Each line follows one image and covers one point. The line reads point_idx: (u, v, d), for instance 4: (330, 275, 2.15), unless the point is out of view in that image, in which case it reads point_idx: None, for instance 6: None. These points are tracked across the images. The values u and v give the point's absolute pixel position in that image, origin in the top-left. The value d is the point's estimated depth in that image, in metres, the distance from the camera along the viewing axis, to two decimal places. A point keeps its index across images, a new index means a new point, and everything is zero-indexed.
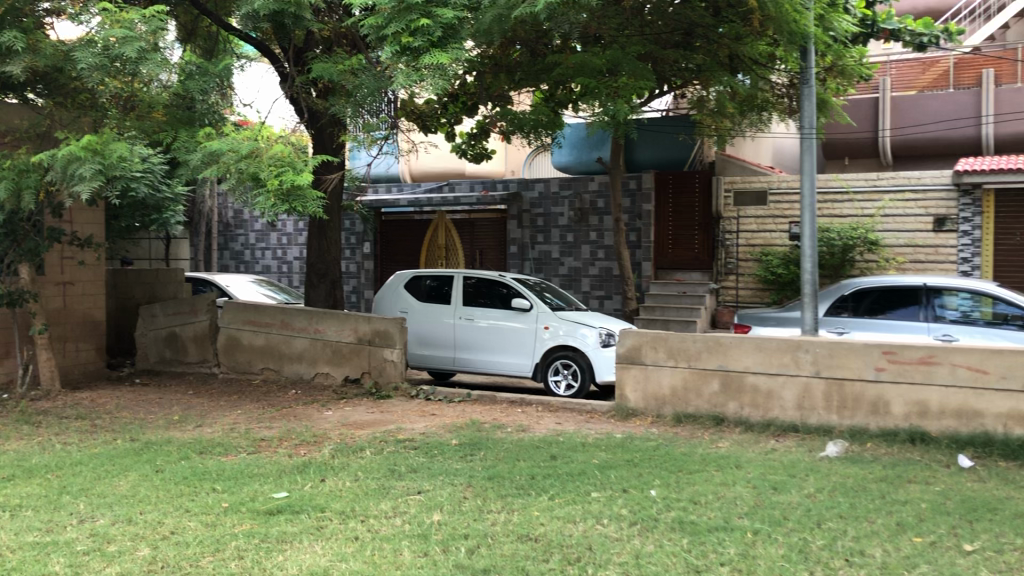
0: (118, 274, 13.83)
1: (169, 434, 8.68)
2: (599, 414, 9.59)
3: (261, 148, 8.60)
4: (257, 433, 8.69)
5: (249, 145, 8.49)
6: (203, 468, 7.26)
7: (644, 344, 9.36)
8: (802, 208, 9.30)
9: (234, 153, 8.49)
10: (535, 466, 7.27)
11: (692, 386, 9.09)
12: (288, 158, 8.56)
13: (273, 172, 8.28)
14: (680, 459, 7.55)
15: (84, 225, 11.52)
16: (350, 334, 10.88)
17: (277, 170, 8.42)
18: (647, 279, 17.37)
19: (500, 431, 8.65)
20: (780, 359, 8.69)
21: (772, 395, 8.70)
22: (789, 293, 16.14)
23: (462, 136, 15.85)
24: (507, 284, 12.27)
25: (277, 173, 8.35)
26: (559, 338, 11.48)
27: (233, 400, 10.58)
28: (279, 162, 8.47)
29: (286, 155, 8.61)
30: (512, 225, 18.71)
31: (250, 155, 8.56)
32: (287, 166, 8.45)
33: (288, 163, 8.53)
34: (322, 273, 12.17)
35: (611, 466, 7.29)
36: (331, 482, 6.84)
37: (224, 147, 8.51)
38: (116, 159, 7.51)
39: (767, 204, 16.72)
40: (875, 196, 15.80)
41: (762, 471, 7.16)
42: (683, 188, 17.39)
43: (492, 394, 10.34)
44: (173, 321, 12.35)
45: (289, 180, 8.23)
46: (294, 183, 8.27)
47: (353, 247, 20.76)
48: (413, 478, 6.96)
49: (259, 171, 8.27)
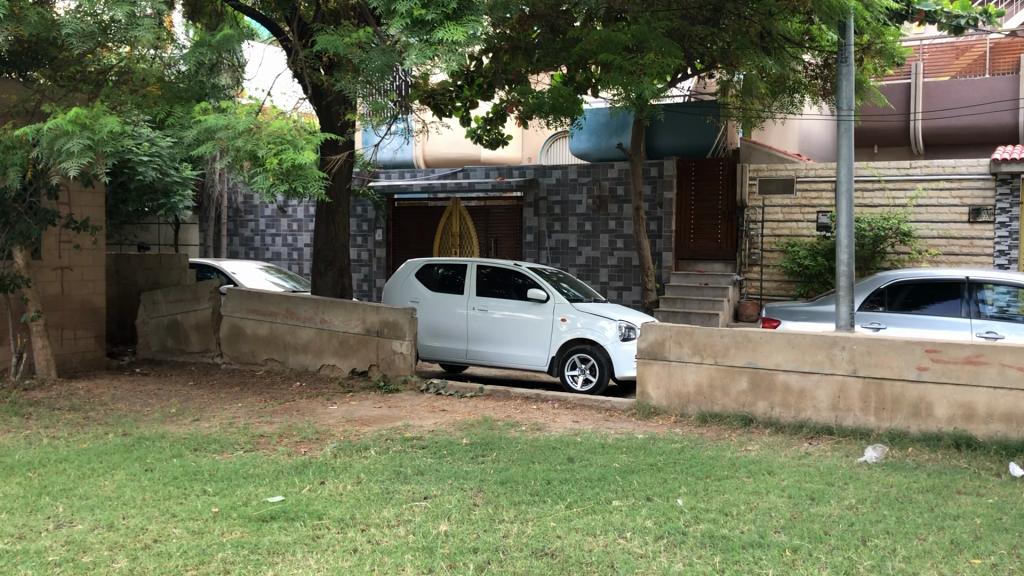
0: (121, 259, 13.40)
1: (163, 428, 8.21)
2: (618, 412, 9.06)
3: (257, 124, 8.12)
4: (257, 429, 8.21)
5: (246, 121, 8.00)
6: (196, 467, 6.78)
7: (667, 338, 8.81)
8: (838, 195, 8.76)
9: (231, 130, 8.02)
10: (551, 469, 6.75)
11: (719, 384, 8.54)
12: (289, 136, 8.08)
13: (273, 151, 7.82)
14: (708, 463, 7.00)
15: (82, 207, 11.08)
16: (357, 325, 10.40)
17: (277, 148, 7.96)
18: (668, 270, 16.81)
19: (514, 430, 8.14)
20: (814, 357, 8.12)
21: (806, 394, 8.15)
22: (816, 286, 15.52)
23: (478, 120, 15.28)
24: (522, 273, 11.75)
25: (277, 152, 7.88)
26: (577, 331, 10.95)
27: (235, 392, 10.11)
28: (279, 139, 8.00)
29: (286, 132, 8.13)
30: (529, 213, 18.18)
31: (246, 132, 8.08)
32: (288, 145, 7.97)
33: (288, 141, 8.06)
34: (330, 260, 11.69)
35: (632, 469, 6.76)
36: (331, 485, 6.34)
37: (220, 123, 8.04)
38: (106, 134, 7.05)
39: (794, 193, 16.16)
40: (907, 185, 15.15)
41: (796, 478, 6.61)
42: (706, 175, 16.79)
43: (506, 389, 9.82)
44: (175, 308, 11.90)
45: (290, 160, 7.77)
46: (294, 161, 7.80)
47: (365, 234, 20.21)
48: (419, 481, 6.45)
49: (258, 149, 7.79)
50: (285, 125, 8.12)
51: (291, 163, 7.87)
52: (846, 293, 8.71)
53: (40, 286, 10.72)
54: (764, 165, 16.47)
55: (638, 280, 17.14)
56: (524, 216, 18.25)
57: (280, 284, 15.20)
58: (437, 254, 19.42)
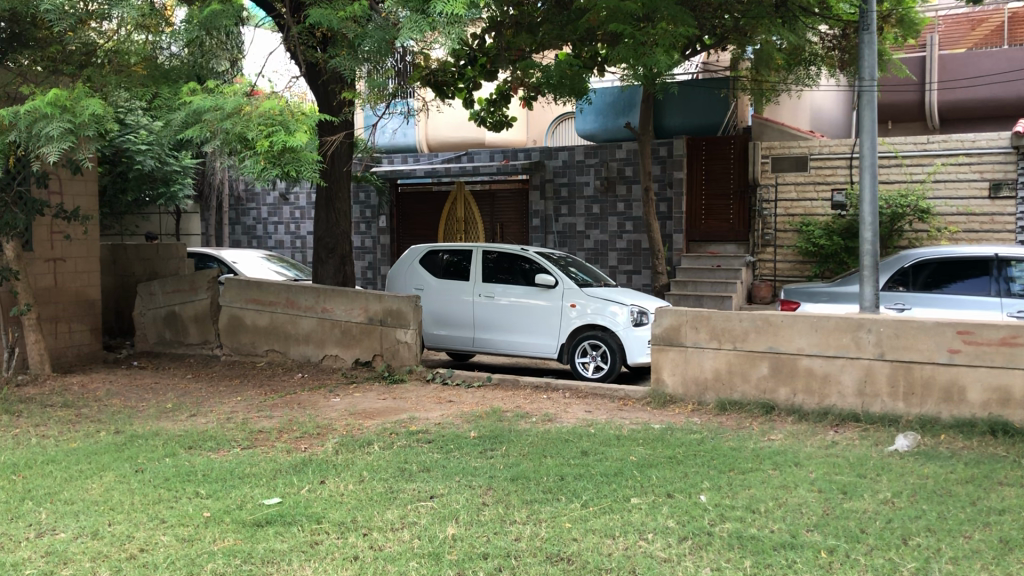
0: (117, 249, 13.05)
1: (157, 425, 7.86)
2: (632, 401, 8.67)
3: (247, 104, 7.86)
4: (255, 424, 7.85)
5: (235, 102, 7.74)
6: (190, 467, 6.42)
7: (683, 323, 8.42)
8: (861, 170, 8.33)
9: (219, 110, 7.76)
10: (564, 464, 6.37)
11: (739, 370, 8.15)
12: (281, 115, 7.79)
13: (263, 133, 7.58)
14: (729, 455, 6.62)
15: (73, 196, 10.72)
16: (360, 314, 10.03)
17: (268, 129, 7.71)
18: (679, 253, 16.40)
19: (524, 422, 7.76)
20: (839, 340, 7.73)
21: (830, 380, 7.76)
22: (832, 266, 15.08)
23: (482, 102, 14.82)
24: (529, 258, 11.36)
25: (268, 134, 7.63)
26: (587, 318, 10.58)
27: (234, 385, 9.76)
28: (270, 120, 7.73)
29: (278, 111, 7.84)
30: (535, 196, 17.76)
31: (234, 113, 7.81)
32: (279, 125, 7.69)
33: (279, 120, 7.77)
34: (330, 248, 11.32)
35: (650, 463, 6.38)
36: (332, 485, 5.97)
37: (207, 104, 7.77)
38: (87, 117, 6.78)
39: (807, 170, 15.78)
40: (925, 160, 14.68)
41: (825, 470, 6.22)
42: (717, 154, 16.36)
43: (515, 378, 9.44)
44: (173, 299, 11.54)
45: (281, 141, 7.53)
46: (286, 143, 7.55)
47: (368, 221, 19.81)
48: (425, 479, 6.08)
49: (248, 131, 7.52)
50: (275, 104, 7.82)
51: (283, 146, 7.61)
52: (870, 273, 8.29)
53: (32, 279, 10.37)
54: (777, 143, 16.09)
55: (648, 263, 16.73)
56: (530, 199, 17.84)
57: (282, 274, 14.82)
58: (443, 240, 19.02)
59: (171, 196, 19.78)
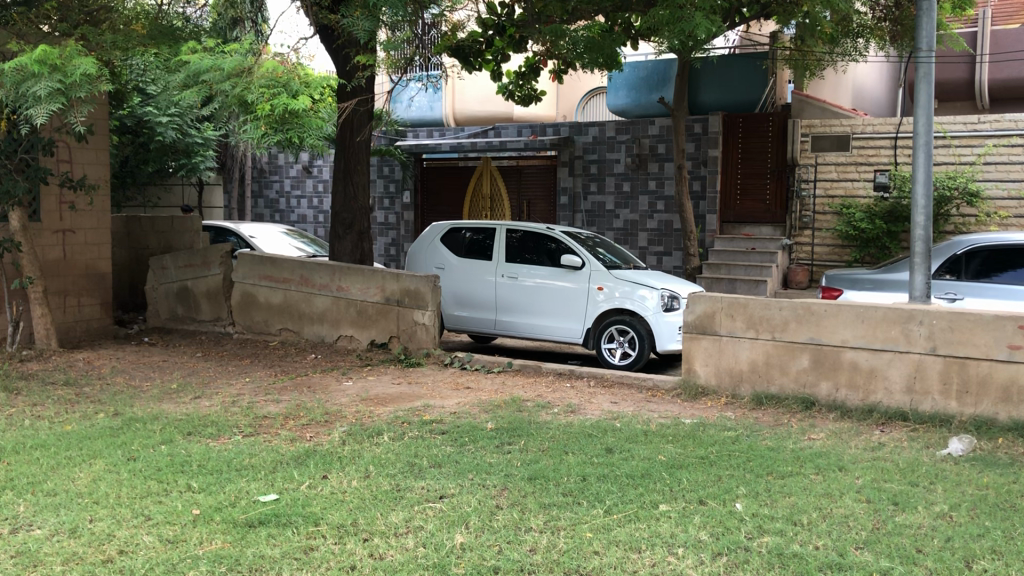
0: (132, 222, 12.68)
1: (159, 407, 7.50)
2: (661, 392, 8.14)
3: (244, 64, 8.47)
4: (261, 409, 7.43)
5: (233, 62, 8.37)
6: (185, 456, 5.99)
7: (718, 311, 7.87)
8: (915, 148, 7.70)
9: (218, 72, 8.41)
10: (587, 463, 5.88)
11: (777, 362, 7.61)
12: (281, 78, 8.52)
13: (264, 97, 8.44)
14: (767, 457, 6.08)
15: (84, 165, 10.36)
16: (376, 293, 9.56)
17: (270, 92, 8.51)
18: (712, 234, 15.80)
19: (545, 413, 7.27)
20: (887, 332, 7.15)
21: (876, 375, 7.20)
22: (873, 251, 14.39)
23: (510, 75, 14.23)
24: (556, 238, 10.82)
25: (270, 96, 8.49)
26: (615, 302, 10.06)
27: (244, 365, 9.35)
28: (272, 82, 8.49)
29: (278, 72, 8.54)
30: (563, 173, 17.19)
31: (233, 73, 8.48)
32: (280, 87, 8.51)
33: (280, 83, 8.57)
34: (348, 223, 10.83)
35: (681, 463, 5.85)
36: (334, 481, 5.52)
37: (205, 65, 8.41)
38: (78, 75, 7.32)
39: (850, 150, 15.03)
40: (974, 141, 13.95)
41: (873, 476, 5.67)
42: (755, 131, 15.70)
43: (537, 364, 8.94)
44: (185, 274, 11.13)
45: (282, 104, 8.48)
46: (286, 106, 8.51)
47: (392, 196, 19.34)
48: (435, 476, 5.61)
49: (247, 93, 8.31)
50: (272, 66, 8.49)
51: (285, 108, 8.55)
52: (922, 260, 7.68)
53: (39, 250, 10.00)
54: (818, 121, 15.33)
55: (679, 244, 16.13)
56: (558, 175, 17.26)
57: (302, 250, 14.38)
58: (468, 217, 18.53)
59: (192, 167, 19.50)
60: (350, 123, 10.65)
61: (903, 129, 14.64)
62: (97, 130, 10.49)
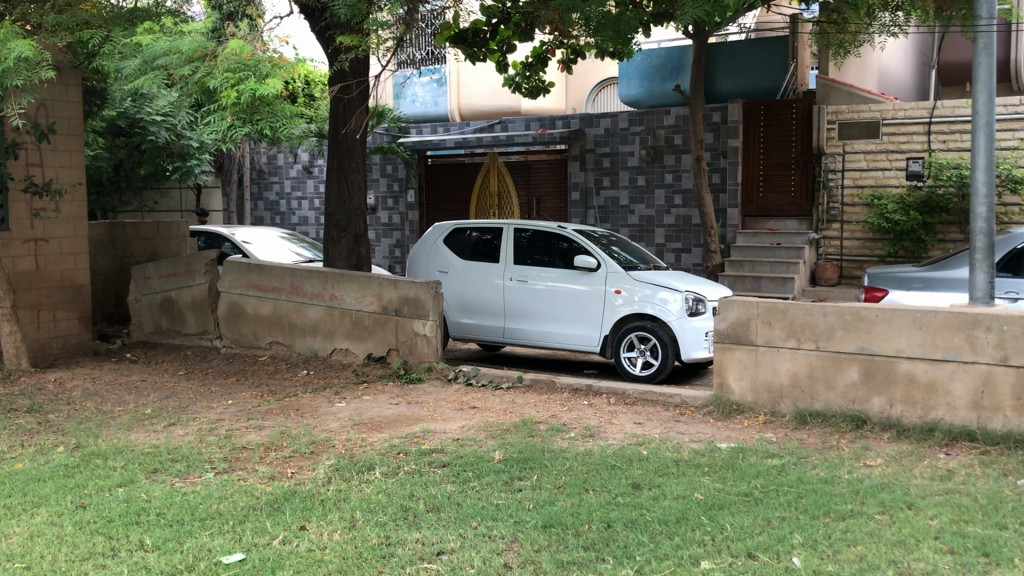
0: (115, 227, 11.87)
1: (126, 437, 6.69)
2: (690, 409, 7.26)
3: (208, 49, 9.11)
4: (240, 439, 6.59)
5: (193, 47, 9.04)
6: (144, 502, 5.15)
7: (753, 318, 6.98)
8: (974, 130, 6.80)
9: (179, 55, 8.99)
10: (611, 504, 5.01)
11: (822, 375, 6.72)
12: (250, 61, 8.91)
13: (227, 83, 8.86)
14: (823, 491, 5.18)
15: (56, 168, 9.67)
16: (373, 302, 8.72)
17: (235, 76, 8.87)
18: (734, 229, 14.91)
19: (561, 439, 6.40)
20: (949, 341, 6.25)
21: (937, 389, 6.31)
22: (907, 244, 13.47)
23: (516, 66, 13.26)
24: (569, 237, 9.95)
25: (233, 82, 8.87)
26: (635, 306, 9.21)
27: (229, 384, 8.52)
28: (237, 66, 8.86)
29: (245, 54, 8.90)
30: (574, 168, 16.32)
31: (196, 57, 9.10)
32: (245, 71, 8.81)
33: (248, 67, 8.93)
34: (342, 225, 9.98)
35: (721, 504, 4.96)
36: (312, 534, 4.67)
37: (163, 50, 9.06)
38: (10, 60, 6.84)
39: (879, 137, 14.11)
40: (1016, 124, 12.99)
41: (950, 516, 4.76)
42: (777, 120, 14.75)
43: (550, 379, 8.08)
44: (169, 284, 10.31)
45: (248, 89, 8.80)
46: (253, 90, 8.82)
47: (396, 195, 18.43)
48: (432, 526, 4.77)
49: (211, 80, 8.87)
50: (236, 47, 8.81)
51: (252, 93, 8.84)
52: (984, 256, 6.78)
53: (9, 261, 9.24)
54: (845, 107, 14.44)
55: (699, 241, 15.24)
56: (569, 170, 16.39)
57: (301, 256, 13.54)
58: (475, 216, 17.67)
59: (187, 170, 18.79)
60: (339, 112, 9.84)
61: (937, 114, 13.74)
62: (70, 129, 9.81)
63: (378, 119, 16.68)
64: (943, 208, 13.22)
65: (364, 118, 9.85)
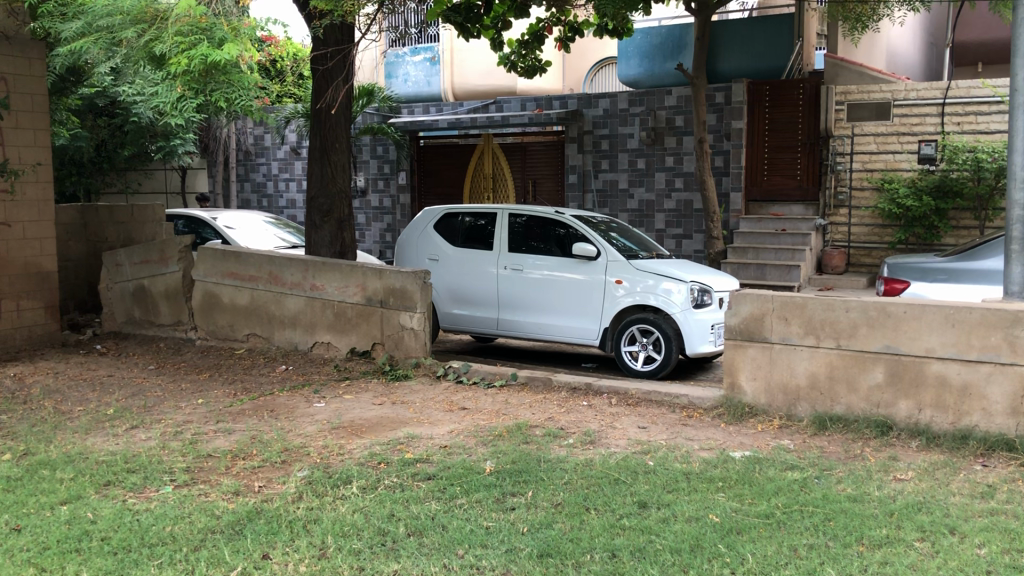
0: (88, 211, 11.26)
1: (82, 442, 6.09)
2: (698, 412, 6.68)
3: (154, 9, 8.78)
4: (206, 445, 6.01)
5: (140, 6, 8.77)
6: (88, 523, 4.55)
7: (767, 313, 6.41)
8: (1013, 109, 6.20)
9: (125, 17, 8.86)
10: (615, 528, 4.45)
11: (843, 376, 6.16)
12: (203, 25, 8.38)
13: (178, 48, 8.32)
14: (852, 512, 4.62)
15: (18, 147, 9.10)
16: (356, 293, 8.12)
17: (188, 42, 8.35)
18: (737, 215, 14.28)
19: (558, 447, 5.82)
20: (984, 340, 5.68)
21: (972, 393, 5.74)
22: (919, 231, 12.92)
23: (511, 44, 12.49)
24: (566, 223, 9.35)
25: (185, 47, 8.30)
26: (637, 298, 8.63)
27: (201, 380, 7.94)
28: (190, 31, 8.35)
29: (201, 19, 8.39)
30: (571, 149, 15.69)
31: (143, 18, 8.86)
32: (197, 36, 8.28)
33: (203, 32, 8.40)
34: (325, 210, 9.38)
35: (739, 529, 4.40)
36: (276, 565, 4.11)
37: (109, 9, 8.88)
38: None
39: (890, 119, 13.55)
40: None
41: (1001, 545, 4.20)
42: (783, 100, 14.13)
43: (546, 377, 7.50)
44: (141, 271, 9.71)
45: (198, 55, 8.16)
46: (204, 57, 8.17)
47: (387, 178, 17.74)
48: (414, 555, 4.20)
49: (162, 45, 8.39)
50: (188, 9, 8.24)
51: (203, 59, 8.21)
52: (1021, 247, 6.19)
53: None
54: (855, 87, 13.86)
55: (701, 226, 14.67)
56: (566, 153, 15.76)
57: (286, 242, 12.92)
58: (469, 200, 17.04)
59: (170, 150, 18.00)
60: (319, 83, 9.28)
61: (951, 94, 13.16)
62: (36, 107, 9.25)
63: (368, 97, 16.07)
64: (958, 193, 12.63)
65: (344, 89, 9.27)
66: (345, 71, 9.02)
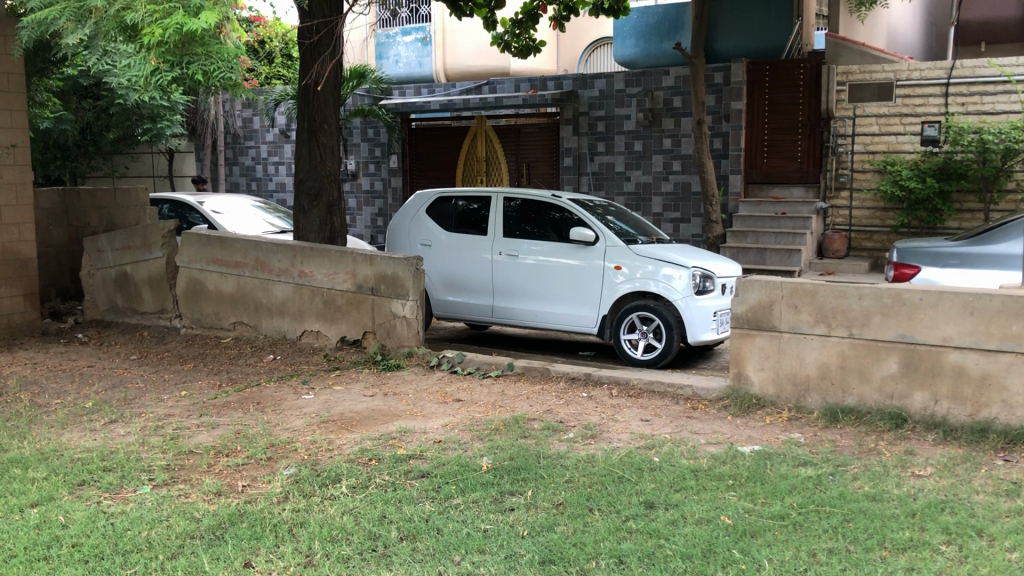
0: (69, 196, 10.91)
1: (57, 438, 5.78)
2: (703, 403, 6.41)
3: None
4: (188, 441, 5.71)
5: None
6: (58, 528, 4.26)
7: (776, 301, 6.13)
8: None
9: None
10: (621, 531, 4.18)
11: (856, 366, 5.90)
12: None
13: (153, 17, 7.77)
14: (872, 512, 4.36)
15: None
16: (346, 280, 7.82)
17: (162, 10, 7.82)
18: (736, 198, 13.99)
19: (558, 442, 5.54)
20: (1005, 329, 5.41)
21: (991, 384, 5.49)
22: (922, 214, 12.61)
23: (505, 24, 12.12)
24: (562, 207, 9.05)
25: (160, 15, 7.78)
26: (637, 284, 8.36)
27: (185, 371, 7.64)
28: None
29: None
30: (567, 132, 15.37)
31: None
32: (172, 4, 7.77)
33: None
34: (314, 193, 9.06)
35: (753, 531, 4.15)
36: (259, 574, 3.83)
37: None
38: None
39: (892, 100, 13.19)
40: None
41: None
42: (783, 81, 13.82)
43: (544, 366, 7.21)
44: (124, 258, 9.38)
45: (172, 24, 7.63)
46: (179, 25, 7.64)
47: (378, 161, 17.37)
48: (407, 563, 3.92)
49: (134, 14, 7.79)
50: None
51: (179, 28, 7.69)
52: None
53: None
54: (856, 67, 13.56)
55: (699, 210, 14.39)
56: (562, 135, 15.44)
57: (274, 227, 12.60)
58: (462, 183, 16.71)
59: (157, 133, 17.58)
60: (305, 60, 8.96)
61: (955, 74, 12.86)
62: (11, 88, 8.92)
63: (359, 79, 15.71)
64: (962, 174, 12.33)
65: (331, 65, 8.93)
66: (332, 47, 8.67)
